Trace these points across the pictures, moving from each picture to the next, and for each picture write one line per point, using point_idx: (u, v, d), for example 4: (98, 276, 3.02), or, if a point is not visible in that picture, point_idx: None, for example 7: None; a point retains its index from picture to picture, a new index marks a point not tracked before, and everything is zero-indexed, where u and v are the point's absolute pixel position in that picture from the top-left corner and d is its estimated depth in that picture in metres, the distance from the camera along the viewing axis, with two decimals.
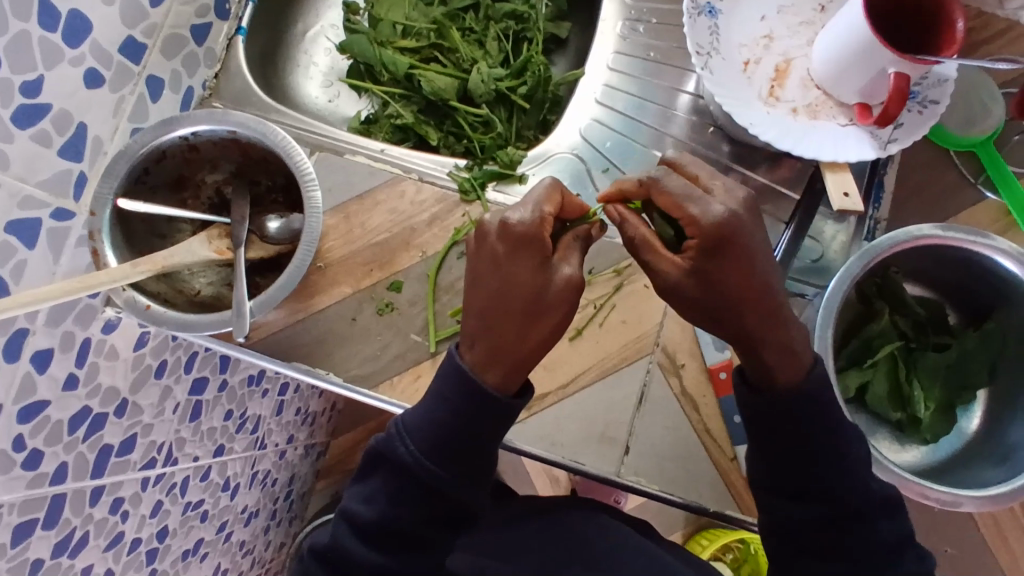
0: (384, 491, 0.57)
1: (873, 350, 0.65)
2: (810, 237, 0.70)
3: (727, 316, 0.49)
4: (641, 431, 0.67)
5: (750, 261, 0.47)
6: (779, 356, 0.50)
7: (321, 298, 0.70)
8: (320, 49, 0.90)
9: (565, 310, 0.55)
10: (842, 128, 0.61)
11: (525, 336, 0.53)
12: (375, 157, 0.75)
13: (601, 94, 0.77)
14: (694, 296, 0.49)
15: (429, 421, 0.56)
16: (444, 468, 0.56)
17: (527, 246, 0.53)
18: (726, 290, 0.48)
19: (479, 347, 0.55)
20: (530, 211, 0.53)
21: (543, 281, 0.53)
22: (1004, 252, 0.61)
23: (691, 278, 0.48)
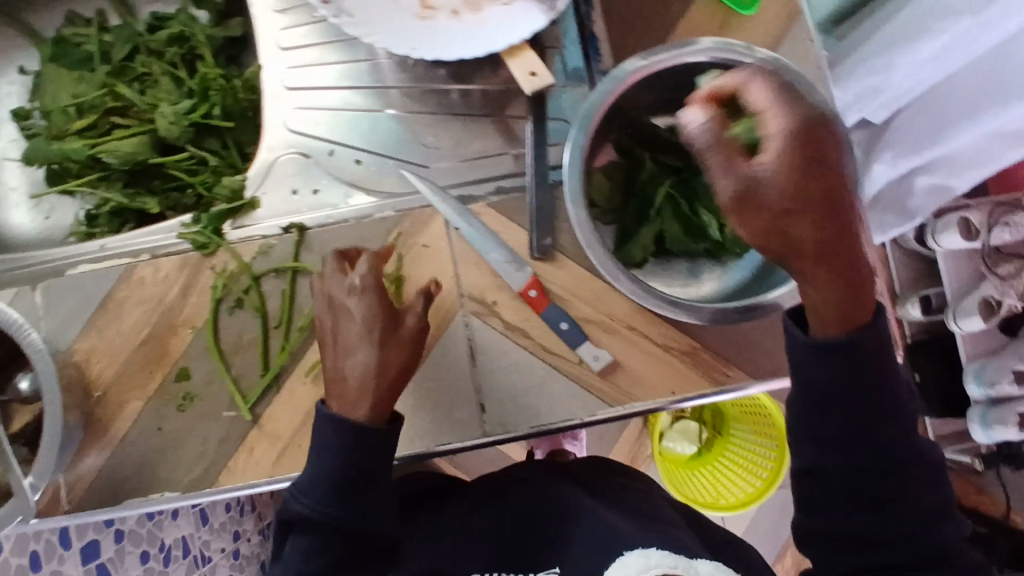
0: (300, 549, 0.55)
1: (650, 198, 0.64)
2: (554, 118, 0.66)
3: (807, 239, 0.42)
4: (488, 382, 0.64)
5: (832, 158, 0.42)
6: (845, 290, 0.44)
7: (117, 424, 0.64)
8: (10, 171, 0.80)
9: (411, 352, 0.58)
10: (507, 7, 0.58)
11: (383, 369, 0.56)
12: (97, 257, 0.67)
13: (290, 79, 0.69)
14: (787, 217, 0.41)
15: (319, 470, 0.55)
16: (340, 509, 0.54)
17: (372, 299, 0.57)
18: (808, 204, 0.41)
19: (353, 389, 0.56)
20: (367, 268, 0.58)
21: (391, 332, 0.57)
22: (711, 51, 0.58)
23: (804, 190, 0.41)
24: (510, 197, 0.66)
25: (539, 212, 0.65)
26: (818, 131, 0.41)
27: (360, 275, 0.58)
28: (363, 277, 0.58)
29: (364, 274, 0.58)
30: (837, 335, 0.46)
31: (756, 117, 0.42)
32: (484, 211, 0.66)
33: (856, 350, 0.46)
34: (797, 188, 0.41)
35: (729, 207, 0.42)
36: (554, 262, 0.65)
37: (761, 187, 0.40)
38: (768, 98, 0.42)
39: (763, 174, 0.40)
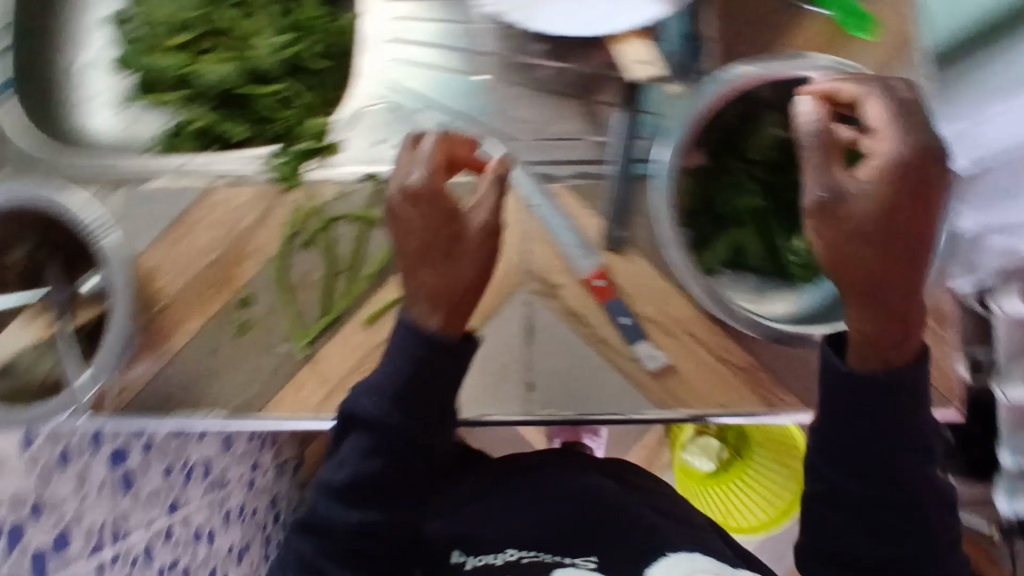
0: (356, 450, 0.56)
1: (732, 209, 0.62)
2: (651, 112, 0.64)
3: (877, 264, 0.45)
4: (540, 362, 0.64)
5: (917, 188, 0.45)
6: (897, 324, 0.47)
7: (174, 339, 0.65)
8: (96, 72, 0.79)
9: (479, 258, 0.56)
10: None
11: (453, 276, 0.55)
12: (178, 173, 0.68)
13: (394, 30, 0.71)
14: (869, 233, 0.45)
15: (388, 371, 0.55)
16: (403, 414, 0.55)
17: (434, 203, 0.54)
18: (891, 223, 0.45)
19: (423, 300, 0.55)
20: (425, 167, 0.54)
21: (456, 237, 0.55)
22: (824, 70, 0.57)
23: (889, 212, 0.45)
24: (591, 182, 0.66)
25: (619, 203, 0.64)
26: (919, 157, 0.45)
27: (418, 177, 0.54)
28: (421, 178, 0.54)
29: (423, 175, 0.54)
30: (873, 369, 0.48)
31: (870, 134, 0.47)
32: (562, 193, 0.66)
33: (890, 395, 0.48)
34: (881, 205, 0.44)
35: (812, 211, 0.45)
36: (626, 256, 0.65)
37: (848, 202, 0.44)
38: (885, 117, 0.47)
39: (852, 189, 0.44)
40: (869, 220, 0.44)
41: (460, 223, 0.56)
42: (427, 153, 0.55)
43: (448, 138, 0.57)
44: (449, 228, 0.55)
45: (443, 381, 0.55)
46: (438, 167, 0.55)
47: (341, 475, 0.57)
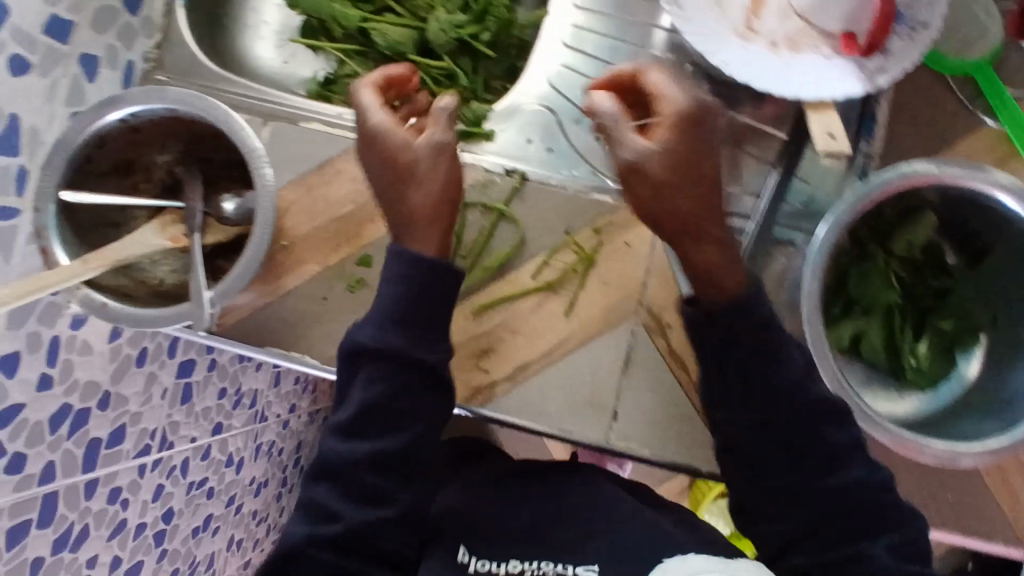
0: (365, 379, 0.58)
1: (866, 295, 0.61)
2: (799, 177, 0.66)
3: (681, 154, 0.48)
4: (629, 395, 0.64)
5: (697, 150, 0.49)
6: (710, 217, 0.52)
7: (289, 278, 0.67)
8: (268, 3, 0.80)
9: (443, 181, 0.56)
10: (827, 60, 0.54)
11: (406, 202, 0.56)
12: (331, 123, 0.69)
13: (570, 37, 0.71)
14: (678, 180, 0.48)
15: (383, 296, 0.58)
16: (405, 335, 0.57)
17: (376, 146, 0.55)
18: (696, 174, 0.49)
19: (405, 223, 0.57)
20: (371, 101, 0.55)
21: (410, 165, 0.55)
22: (1003, 188, 0.56)
23: (664, 180, 0.48)
24: (726, 234, 0.65)
25: (754, 262, 0.64)
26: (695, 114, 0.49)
27: (375, 120, 0.55)
28: (376, 121, 0.55)
29: (376, 113, 0.55)
30: (709, 295, 0.55)
31: (657, 120, 0.49)
32: None
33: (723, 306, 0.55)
34: (673, 165, 0.48)
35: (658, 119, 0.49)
36: None
37: (662, 98, 0.49)
38: (658, 83, 0.51)
39: (628, 140, 0.48)
40: (661, 184, 0.48)
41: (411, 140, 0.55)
42: (365, 102, 0.55)
43: (382, 74, 0.58)
44: (405, 149, 0.55)
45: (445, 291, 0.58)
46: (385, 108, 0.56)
47: (351, 412, 0.59)
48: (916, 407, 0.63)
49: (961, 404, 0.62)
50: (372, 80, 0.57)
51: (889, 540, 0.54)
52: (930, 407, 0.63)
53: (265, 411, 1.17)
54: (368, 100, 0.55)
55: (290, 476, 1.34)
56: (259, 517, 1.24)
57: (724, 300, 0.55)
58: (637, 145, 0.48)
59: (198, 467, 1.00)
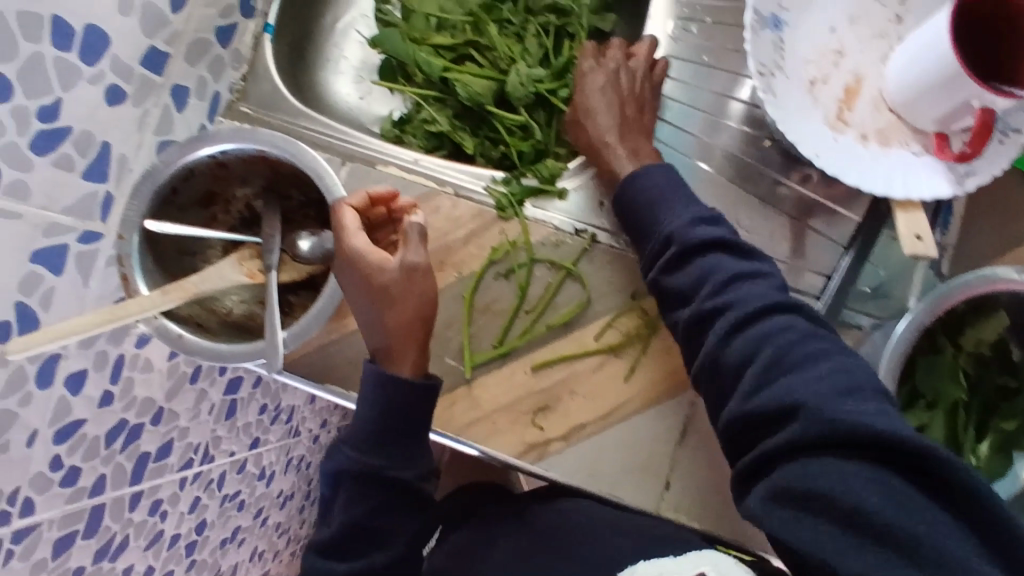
0: (344, 501, 0.62)
1: (933, 389, 0.61)
2: (872, 261, 0.66)
3: (588, 107, 0.67)
4: (684, 465, 0.65)
5: (618, 87, 0.66)
6: (616, 152, 0.65)
7: (354, 318, 0.68)
8: (351, 41, 0.84)
9: (411, 300, 0.59)
10: (917, 157, 0.55)
11: (391, 325, 0.60)
12: (407, 168, 0.71)
13: None
14: (584, 122, 0.67)
15: (361, 422, 0.61)
16: (386, 457, 0.61)
17: (357, 268, 0.59)
18: (581, 115, 0.67)
19: (383, 349, 0.61)
20: (348, 227, 0.59)
21: (383, 284, 0.59)
22: None
23: (581, 107, 0.67)
24: None
25: None
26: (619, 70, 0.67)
27: (353, 243, 0.58)
28: (356, 244, 0.58)
29: (357, 243, 0.58)
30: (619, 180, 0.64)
31: (583, 73, 0.68)
32: None
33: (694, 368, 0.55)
34: (606, 111, 0.66)
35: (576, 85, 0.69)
36: None
37: (588, 74, 0.68)
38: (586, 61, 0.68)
39: (585, 82, 0.67)
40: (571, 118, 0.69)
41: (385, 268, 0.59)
42: (343, 222, 0.59)
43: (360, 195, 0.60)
44: (383, 278, 0.59)
45: (415, 408, 0.60)
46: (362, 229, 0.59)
47: (333, 531, 0.63)
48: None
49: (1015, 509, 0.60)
50: (352, 201, 0.60)
51: (830, 380, 0.46)
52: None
53: (300, 426, 1.18)
54: (347, 223, 0.59)
55: (313, 489, 1.35)
56: (282, 529, 1.25)
57: (670, 301, 0.58)
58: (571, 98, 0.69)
59: (233, 480, 1.01)
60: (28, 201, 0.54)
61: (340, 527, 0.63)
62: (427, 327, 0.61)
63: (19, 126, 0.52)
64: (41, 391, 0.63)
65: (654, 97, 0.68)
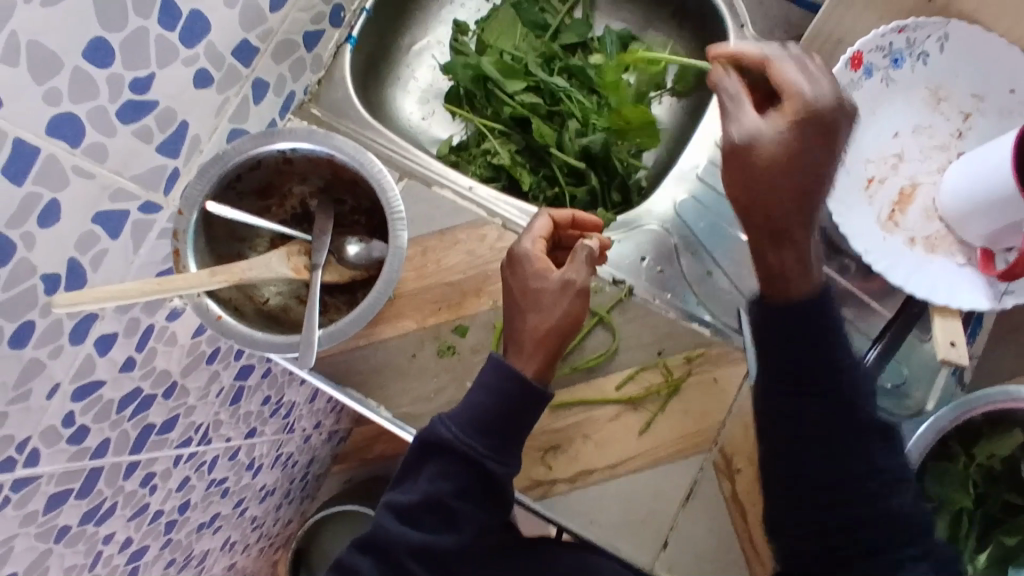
0: (429, 475, 0.59)
1: (942, 495, 0.62)
2: (897, 360, 0.67)
3: (800, 167, 0.47)
4: (683, 527, 0.65)
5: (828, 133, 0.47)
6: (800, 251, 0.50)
7: (383, 328, 0.70)
8: (423, 64, 0.87)
9: (557, 313, 0.59)
10: (958, 267, 0.57)
11: (535, 325, 0.59)
12: (461, 194, 0.74)
13: (704, 170, 0.74)
14: (793, 180, 0.47)
15: (470, 403, 0.58)
16: (487, 444, 0.58)
17: (521, 267, 0.61)
18: (792, 171, 0.47)
19: (514, 347, 0.60)
20: (528, 236, 0.62)
21: (538, 290, 0.60)
22: None
23: (795, 157, 0.47)
24: None
25: None
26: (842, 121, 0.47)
27: (523, 246, 0.61)
28: (525, 245, 0.61)
29: (526, 245, 0.61)
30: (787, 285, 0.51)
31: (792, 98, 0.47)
32: None
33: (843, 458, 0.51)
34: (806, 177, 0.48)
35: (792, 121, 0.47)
36: None
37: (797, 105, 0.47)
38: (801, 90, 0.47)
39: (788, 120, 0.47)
40: (773, 166, 0.46)
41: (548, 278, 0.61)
42: (533, 225, 0.63)
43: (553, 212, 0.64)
44: (539, 282, 0.60)
45: (521, 407, 0.58)
46: (541, 239, 0.62)
47: (409, 497, 0.59)
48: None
49: None
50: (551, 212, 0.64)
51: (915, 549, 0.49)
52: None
53: (296, 423, 1.18)
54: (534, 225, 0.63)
55: (293, 489, 1.34)
56: (256, 524, 1.25)
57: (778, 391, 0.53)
58: (778, 135, 0.47)
59: (223, 466, 1.01)
60: (104, 163, 0.56)
61: (418, 498, 0.58)
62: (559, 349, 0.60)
63: (112, 93, 0.55)
64: (72, 347, 0.63)
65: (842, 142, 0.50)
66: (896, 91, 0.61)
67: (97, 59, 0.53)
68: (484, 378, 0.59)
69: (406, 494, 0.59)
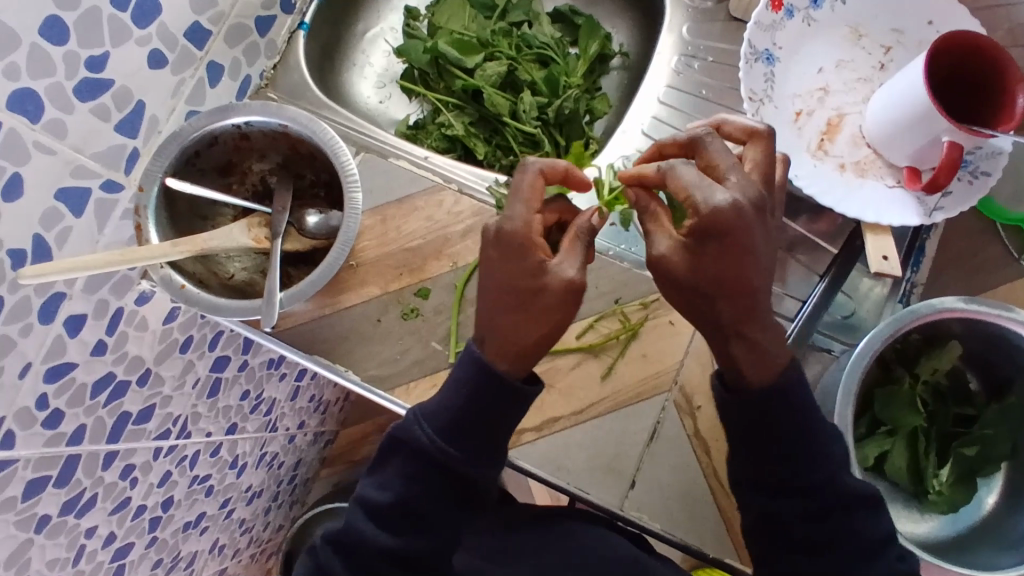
0: (392, 474, 0.54)
1: (893, 419, 0.65)
2: (844, 292, 0.70)
3: (711, 272, 0.45)
4: (649, 467, 0.66)
5: (730, 288, 0.45)
6: (744, 328, 0.47)
7: (349, 296, 0.71)
8: (378, 51, 0.91)
9: (553, 313, 0.49)
10: (889, 190, 0.63)
11: (533, 323, 0.50)
12: (417, 163, 0.78)
13: (649, 127, 0.77)
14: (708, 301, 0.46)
15: (450, 404, 0.53)
16: (463, 449, 0.53)
17: (516, 252, 0.50)
18: (704, 280, 0.45)
19: (493, 340, 0.52)
20: (520, 210, 0.50)
21: (536, 291, 0.49)
22: None
23: (705, 276, 0.45)
24: None
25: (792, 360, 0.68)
26: (755, 208, 0.45)
27: (512, 222, 0.49)
28: (517, 223, 0.49)
29: (520, 220, 0.49)
30: (749, 380, 0.50)
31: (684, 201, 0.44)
32: None
33: (769, 401, 0.50)
34: (745, 340, 0.48)
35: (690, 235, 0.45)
36: None
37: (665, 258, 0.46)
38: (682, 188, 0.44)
39: (665, 268, 0.46)
40: (679, 279, 0.46)
41: (546, 272, 0.49)
42: (522, 190, 0.51)
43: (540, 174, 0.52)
44: (534, 284, 0.49)
45: (509, 411, 0.53)
46: (534, 210, 0.51)
47: (378, 500, 0.54)
48: (935, 530, 0.67)
49: (977, 535, 0.66)
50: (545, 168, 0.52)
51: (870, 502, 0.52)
52: (948, 533, 0.67)
53: (277, 421, 1.12)
54: (521, 192, 0.51)
55: (280, 492, 1.29)
56: (245, 527, 1.19)
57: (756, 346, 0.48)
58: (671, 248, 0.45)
59: (206, 462, 0.94)
60: (63, 140, 0.57)
61: (391, 500, 0.54)
62: (548, 343, 0.52)
63: (69, 70, 0.57)
64: (42, 325, 0.63)
65: (749, 268, 0.45)
66: (818, 31, 0.67)
67: (53, 35, 0.54)
68: (459, 373, 0.53)
69: (377, 492, 0.55)
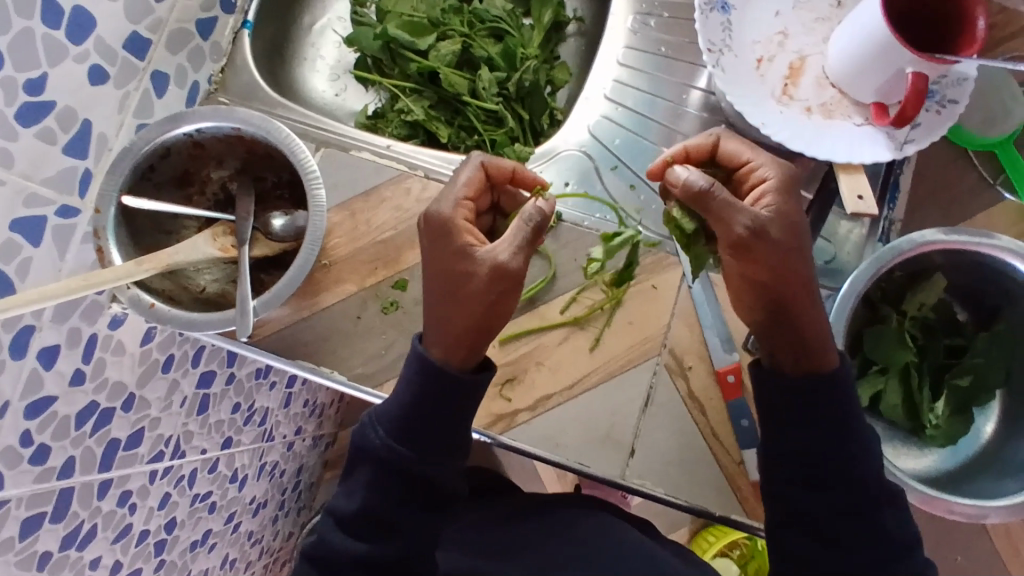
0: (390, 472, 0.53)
1: (884, 357, 0.64)
2: (823, 237, 0.69)
3: (790, 225, 0.50)
4: (646, 432, 0.66)
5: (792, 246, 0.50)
6: (808, 307, 0.52)
7: (325, 295, 0.70)
8: (327, 42, 0.89)
9: (478, 299, 0.50)
10: (858, 128, 0.62)
11: (466, 307, 0.50)
12: (380, 153, 0.76)
13: (611, 91, 0.76)
14: (785, 261, 0.50)
15: (399, 404, 0.53)
16: (415, 450, 0.53)
17: (443, 239, 0.52)
18: (793, 239, 0.50)
19: (439, 333, 0.52)
20: (449, 201, 0.53)
21: (463, 273, 0.51)
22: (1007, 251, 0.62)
23: (787, 236, 0.50)
24: None
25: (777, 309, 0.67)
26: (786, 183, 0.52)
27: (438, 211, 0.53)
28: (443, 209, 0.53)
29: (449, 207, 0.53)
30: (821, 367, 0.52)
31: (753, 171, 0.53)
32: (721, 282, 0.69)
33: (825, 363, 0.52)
34: (807, 317, 0.51)
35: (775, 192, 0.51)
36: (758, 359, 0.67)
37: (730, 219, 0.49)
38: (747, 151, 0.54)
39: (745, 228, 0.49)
40: (781, 243, 0.50)
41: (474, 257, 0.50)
42: (461, 178, 0.55)
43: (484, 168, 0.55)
44: (462, 265, 0.51)
45: (453, 413, 0.53)
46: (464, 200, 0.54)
47: (350, 507, 0.55)
48: (937, 463, 0.67)
49: (979, 463, 0.67)
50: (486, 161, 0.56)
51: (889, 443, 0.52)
52: (950, 465, 0.67)
53: (274, 430, 1.11)
54: (456, 187, 0.54)
55: (286, 500, 1.28)
56: (254, 539, 1.17)
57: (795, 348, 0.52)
58: (776, 210, 0.50)
59: (205, 479, 0.93)
60: (12, 167, 0.55)
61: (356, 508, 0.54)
62: (484, 333, 0.52)
63: (7, 95, 0.54)
64: (14, 361, 0.61)
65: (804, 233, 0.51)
66: None
67: None
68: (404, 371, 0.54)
69: (345, 502, 0.55)
